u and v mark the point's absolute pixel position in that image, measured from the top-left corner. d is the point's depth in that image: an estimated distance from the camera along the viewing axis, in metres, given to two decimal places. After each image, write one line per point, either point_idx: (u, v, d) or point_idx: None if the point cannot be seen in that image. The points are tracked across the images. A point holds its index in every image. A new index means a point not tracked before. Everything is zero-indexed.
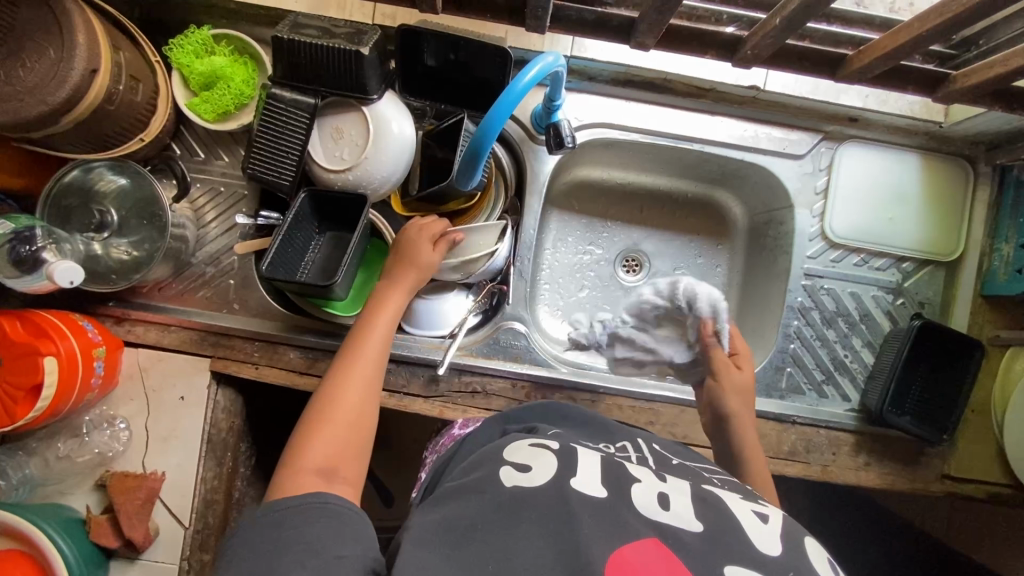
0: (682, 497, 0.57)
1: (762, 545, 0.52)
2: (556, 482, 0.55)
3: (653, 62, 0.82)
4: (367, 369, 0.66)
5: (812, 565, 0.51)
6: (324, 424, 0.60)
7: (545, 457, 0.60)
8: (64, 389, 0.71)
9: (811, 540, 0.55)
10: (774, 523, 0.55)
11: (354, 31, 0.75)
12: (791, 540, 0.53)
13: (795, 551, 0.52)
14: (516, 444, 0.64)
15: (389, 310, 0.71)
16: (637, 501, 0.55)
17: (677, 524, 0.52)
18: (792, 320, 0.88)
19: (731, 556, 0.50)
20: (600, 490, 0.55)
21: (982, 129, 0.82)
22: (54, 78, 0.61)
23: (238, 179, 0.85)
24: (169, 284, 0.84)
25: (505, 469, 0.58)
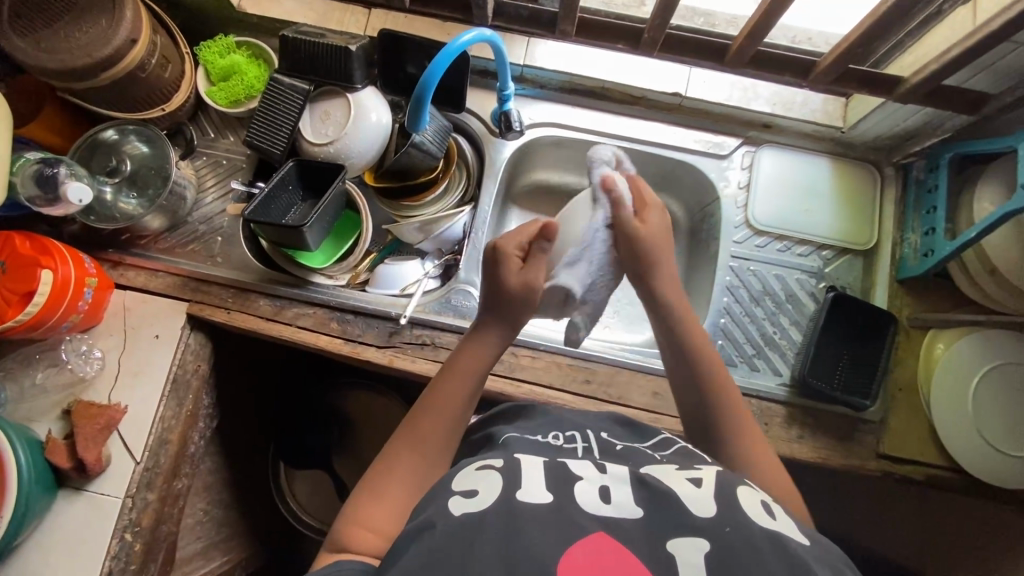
0: (622, 485, 0.54)
1: (695, 508, 0.51)
2: (502, 500, 0.51)
3: (593, 73, 0.98)
4: (437, 428, 0.65)
5: (744, 515, 0.50)
6: (393, 475, 0.62)
7: (490, 476, 0.55)
8: (53, 303, 0.80)
9: (744, 486, 0.55)
10: (707, 484, 0.54)
11: (346, 36, 0.93)
12: (722, 497, 0.52)
13: (726, 508, 0.51)
14: (462, 467, 0.58)
15: (461, 373, 0.68)
16: (583, 501, 0.52)
17: (619, 515, 0.51)
18: (722, 298, 0.95)
19: (671, 529, 0.49)
20: (545, 497, 0.52)
21: (878, 133, 0.94)
22: (102, 40, 0.78)
23: (239, 155, 0.99)
24: (164, 236, 0.96)
25: (453, 500, 0.53)
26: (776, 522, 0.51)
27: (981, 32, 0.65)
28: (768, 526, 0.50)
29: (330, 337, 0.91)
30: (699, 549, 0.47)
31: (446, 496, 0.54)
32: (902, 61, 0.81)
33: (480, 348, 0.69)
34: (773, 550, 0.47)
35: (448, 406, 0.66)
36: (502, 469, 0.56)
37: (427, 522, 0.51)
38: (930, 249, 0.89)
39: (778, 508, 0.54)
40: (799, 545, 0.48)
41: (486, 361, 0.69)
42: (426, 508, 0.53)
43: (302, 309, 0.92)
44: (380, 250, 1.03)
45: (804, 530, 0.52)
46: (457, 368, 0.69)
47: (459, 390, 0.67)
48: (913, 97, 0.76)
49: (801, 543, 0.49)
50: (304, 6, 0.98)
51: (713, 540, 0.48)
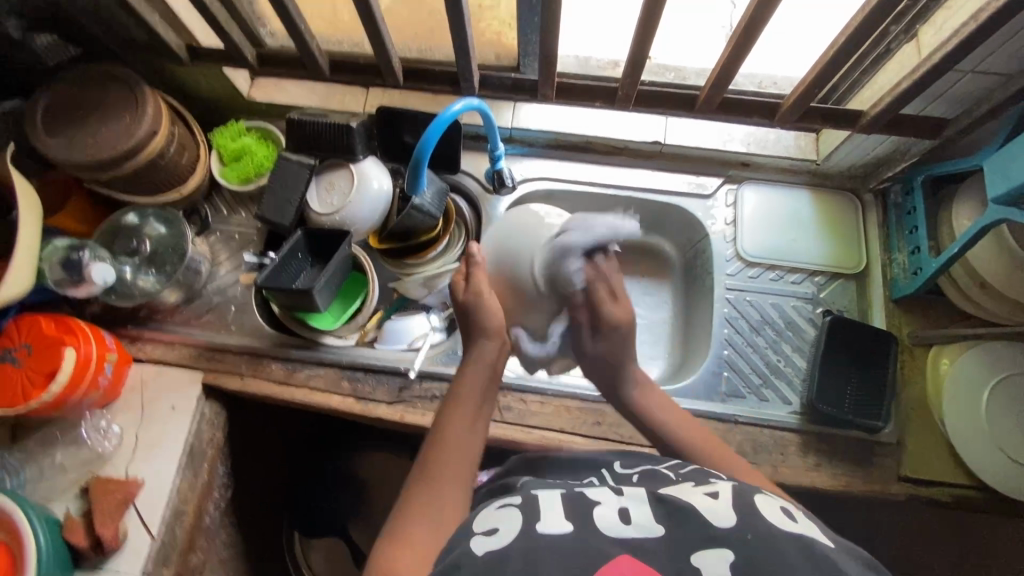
0: (641, 505, 0.54)
1: (715, 520, 0.50)
2: (525, 534, 0.50)
3: (576, 129, 1.05)
4: (450, 461, 0.66)
5: (766, 521, 0.50)
6: (415, 515, 0.61)
7: (510, 511, 0.54)
8: (75, 381, 0.83)
9: (759, 494, 0.55)
10: (724, 496, 0.54)
11: (348, 114, 1.00)
12: (741, 505, 0.52)
13: (748, 516, 0.51)
14: (481, 511, 0.57)
15: (466, 403, 0.71)
16: (606, 524, 0.51)
17: (643, 535, 0.50)
18: (722, 329, 0.97)
19: (697, 544, 0.49)
20: (566, 525, 0.51)
21: (851, 163, 1.00)
22: (126, 134, 0.85)
23: (250, 228, 1.05)
24: (180, 310, 1.00)
25: (475, 540, 0.52)
26: (797, 525, 0.51)
27: (925, 66, 0.71)
28: (790, 529, 0.50)
29: (342, 396, 0.93)
30: (725, 559, 0.47)
31: (470, 537, 0.53)
32: (862, 96, 0.87)
33: (473, 375, 0.73)
34: (801, 552, 0.47)
35: (455, 438, 0.68)
36: (521, 503, 0.55)
37: (452, 565, 0.50)
38: (918, 267, 0.91)
39: (798, 513, 0.54)
40: (827, 547, 0.48)
41: (481, 388, 0.72)
42: (452, 552, 0.53)
43: (313, 371, 0.95)
44: (386, 307, 1.06)
45: (826, 532, 0.52)
46: (455, 402, 0.71)
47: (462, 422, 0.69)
48: (875, 127, 0.81)
49: (826, 544, 0.49)
50: (307, 91, 1.07)
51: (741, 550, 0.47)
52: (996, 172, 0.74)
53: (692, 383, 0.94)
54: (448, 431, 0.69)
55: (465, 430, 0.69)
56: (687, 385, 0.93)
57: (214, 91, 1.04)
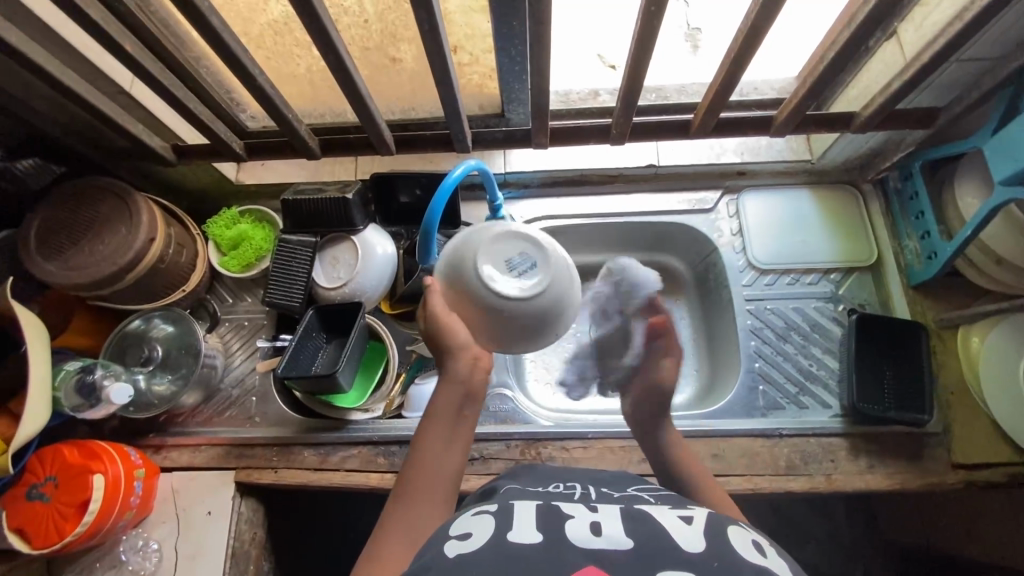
0: (613, 521, 0.53)
1: (684, 544, 0.49)
2: (495, 539, 0.50)
3: (569, 165, 1.05)
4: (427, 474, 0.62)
5: (735, 553, 0.49)
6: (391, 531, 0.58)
7: (483, 518, 0.54)
8: (107, 506, 0.80)
9: (733, 526, 0.53)
10: (697, 522, 0.53)
11: (341, 185, 0.99)
12: (712, 534, 0.51)
13: (721, 547, 0.49)
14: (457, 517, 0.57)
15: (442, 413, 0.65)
16: (574, 537, 0.50)
17: (611, 548, 0.49)
18: (749, 342, 0.96)
19: (664, 562, 0.47)
20: (537, 536, 0.50)
21: (845, 157, 1.00)
22: (124, 245, 0.84)
23: (259, 313, 1.04)
24: (201, 408, 0.98)
25: (449, 543, 0.51)
26: (765, 559, 0.49)
27: (915, 65, 0.71)
28: (756, 562, 0.48)
29: (380, 474, 0.91)
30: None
31: (443, 541, 0.52)
32: (848, 96, 0.88)
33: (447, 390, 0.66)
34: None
35: (430, 460, 0.63)
36: (495, 512, 0.55)
37: (423, 565, 0.49)
38: (932, 252, 0.91)
39: (769, 548, 0.52)
40: None
41: (454, 404, 0.66)
42: (423, 554, 0.51)
43: (347, 451, 0.93)
44: (407, 370, 1.02)
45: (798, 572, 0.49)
46: (430, 418, 0.65)
47: (438, 439, 0.64)
48: (871, 125, 0.81)
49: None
50: (295, 167, 1.06)
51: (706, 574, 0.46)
52: (998, 154, 0.74)
53: (729, 402, 0.92)
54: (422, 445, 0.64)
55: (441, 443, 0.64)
56: (726, 405, 0.92)
57: (204, 182, 1.03)
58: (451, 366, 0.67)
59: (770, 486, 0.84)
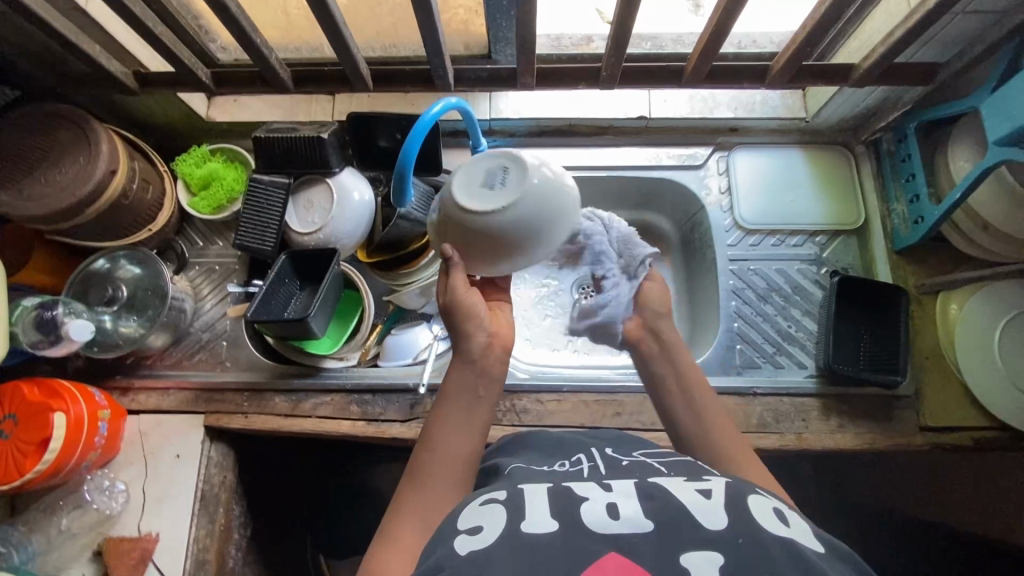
0: (629, 499, 0.52)
1: (706, 519, 0.48)
2: (506, 536, 0.49)
3: (557, 114, 1.01)
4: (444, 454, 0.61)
5: (758, 526, 0.48)
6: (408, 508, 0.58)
7: (494, 510, 0.52)
8: (70, 445, 0.79)
9: (755, 495, 0.53)
10: (718, 494, 0.52)
11: (318, 126, 0.94)
12: (733, 508, 0.50)
13: (741, 520, 0.48)
14: (465, 505, 0.56)
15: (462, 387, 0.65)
16: (592, 521, 0.49)
17: (631, 532, 0.48)
18: (730, 302, 0.95)
19: (685, 543, 0.46)
20: (550, 525, 0.49)
21: (840, 116, 0.97)
22: (82, 177, 0.79)
23: (230, 257, 1.00)
24: (170, 352, 0.95)
25: (459, 540, 0.50)
26: (789, 528, 0.49)
27: (919, 12, 0.68)
28: (779, 533, 0.48)
29: (352, 421, 0.90)
30: (715, 563, 0.44)
31: (453, 536, 0.52)
32: (847, 49, 0.85)
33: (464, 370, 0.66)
34: (789, 561, 0.44)
35: (446, 438, 0.62)
36: (506, 502, 0.53)
37: (433, 567, 0.48)
38: (919, 216, 0.90)
39: (792, 514, 0.52)
40: (814, 552, 0.46)
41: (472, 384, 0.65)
42: (429, 557, 0.50)
43: (319, 398, 0.91)
44: (384, 321, 1.01)
45: (820, 536, 0.50)
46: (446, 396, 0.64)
47: (450, 422, 0.63)
48: (869, 80, 0.78)
49: (817, 550, 0.47)
50: (269, 105, 1.01)
51: (730, 553, 0.45)
52: (994, 114, 0.72)
53: (707, 360, 0.92)
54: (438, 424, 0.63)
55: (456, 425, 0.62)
56: (703, 363, 0.92)
57: (171, 116, 0.97)
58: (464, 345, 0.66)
59: None
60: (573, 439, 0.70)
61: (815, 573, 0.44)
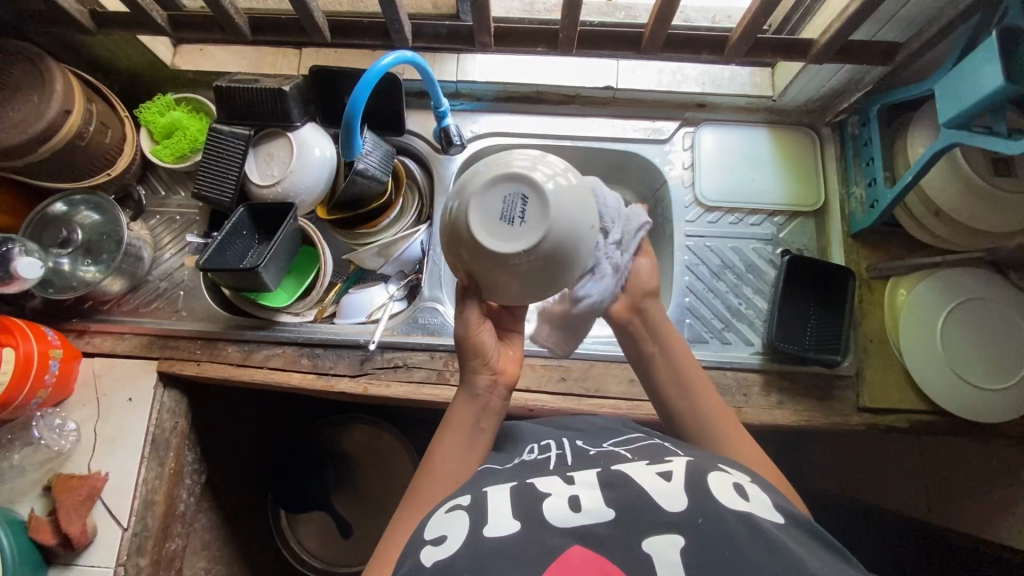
0: (591, 490, 0.57)
1: (667, 504, 0.53)
2: (470, 538, 0.53)
3: (524, 80, 1.00)
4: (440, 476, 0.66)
5: (715, 503, 0.53)
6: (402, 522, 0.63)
7: (458, 517, 0.57)
8: (18, 381, 0.80)
9: (714, 471, 0.58)
10: (677, 477, 0.57)
11: (280, 78, 0.94)
12: (692, 488, 0.55)
13: (699, 501, 0.53)
14: (432, 516, 0.60)
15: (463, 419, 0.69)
16: (554, 517, 0.54)
17: (593, 522, 0.53)
18: (684, 277, 0.96)
19: (647, 529, 0.52)
20: (513, 526, 0.53)
21: (807, 96, 0.97)
22: (35, 115, 0.79)
23: (191, 208, 1.00)
24: (127, 298, 0.96)
25: (424, 551, 0.55)
26: (747, 501, 0.54)
27: None
28: (739, 507, 0.53)
29: (302, 374, 0.91)
30: (675, 545, 0.50)
31: (419, 547, 0.56)
32: (813, 25, 0.84)
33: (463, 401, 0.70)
34: (741, 536, 0.50)
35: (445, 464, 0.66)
36: (470, 507, 0.58)
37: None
38: (875, 200, 0.90)
39: (752, 488, 0.57)
40: (772, 525, 0.52)
41: (474, 415, 0.69)
42: (403, 565, 0.55)
43: (271, 350, 0.92)
44: (344, 281, 1.03)
45: (777, 505, 0.55)
46: (448, 430, 0.69)
47: (453, 453, 0.67)
48: (827, 56, 0.78)
49: (774, 521, 0.53)
50: (235, 56, 1.00)
51: (686, 535, 0.50)
52: (946, 95, 0.72)
53: None
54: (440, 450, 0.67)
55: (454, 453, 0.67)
56: None
57: (133, 61, 0.96)
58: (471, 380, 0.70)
59: None
60: (541, 431, 0.76)
61: (770, 544, 0.49)
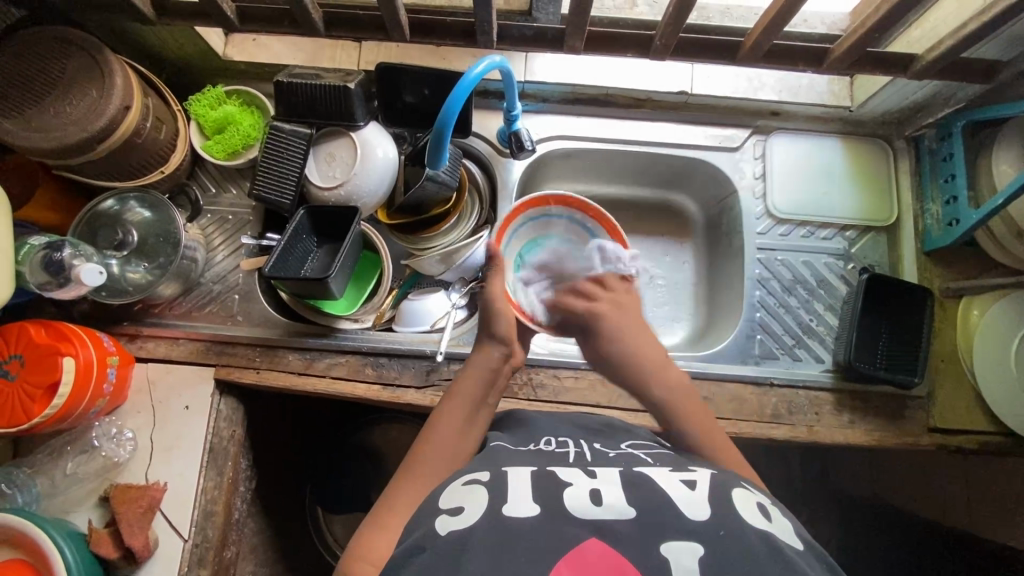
0: (613, 487, 0.54)
1: (689, 511, 0.51)
2: (488, 515, 0.52)
3: (594, 81, 0.97)
4: (446, 445, 0.67)
5: (738, 517, 0.51)
6: (407, 481, 0.64)
7: (476, 490, 0.56)
8: (78, 390, 0.77)
9: (738, 488, 0.56)
10: (702, 488, 0.55)
11: (342, 74, 0.89)
12: (717, 502, 0.53)
13: (722, 513, 0.51)
14: (447, 486, 0.59)
15: (466, 393, 0.73)
16: (572, 507, 0.51)
17: (612, 517, 0.50)
18: (754, 291, 0.94)
19: (665, 532, 0.49)
20: (533, 509, 0.52)
21: (886, 108, 0.95)
22: (94, 112, 0.75)
23: (244, 208, 0.96)
24: (179, 302, 0.92)
25: (440, 520, 0.54)
26: (770, 523, 0.52)
27: (996, 6, 0.66)
28: (762, 527, 0.51)
29: (366, 384, 0.88)
30: (693, 554, 0.47)
31: (435, 515, 0.55)
32: (908, 38, 0.82)
33: (469, 382, 0.74)
34: (768, 553, 0.47)
35: (446, 430, 0.69)
36: (489, 483, 0.57)
37: (417, 544, 0.52)
38: (954, 218, 0.89)
39: (774, 511, 0.54)
40: (791, 547, 0.49)
41: (480, 391, 0.74)
42: (416, 530, 0.54)
43: (334, 359, 0.90)
44: (400, 285, 0.99)
45: (799, 533, 0.53)
46: (450, 404, 0.72)
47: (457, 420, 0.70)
48: (930, 71, 0.76)
49: (793, 545, 0.50)
50: (292, 48, 0.95)
51: (708, 543, 0.48)
52: None
53: (726, 347, 0.92)
54: (443, 415, 0.70)
55: (458, 422, 0.70)
56: (721, 350, 0.91)
57: (186, 51, 0.91)
58: (479, 356, 0.77)
59: (754, 432, 0.85)
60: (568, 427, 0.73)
61: (791, 567, 0.47)
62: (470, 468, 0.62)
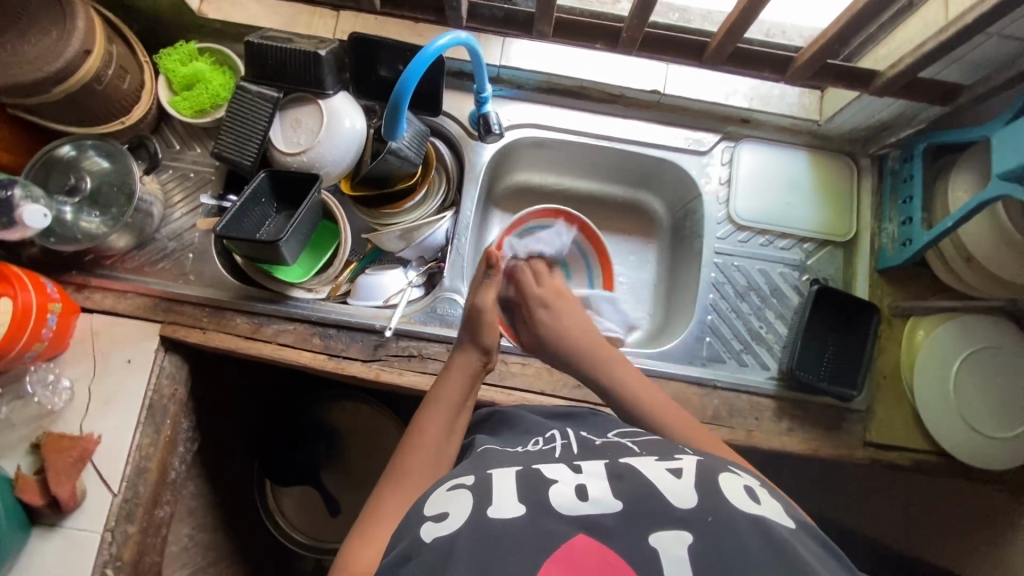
0: (599, 481, 0.53)
1: (677, 499, 0.50)
2: (473, 519, 0.49)
3: (570, 72, 0.96)
4: (431, 446, 0.65)
5: (727, 503, 0.50)
6: (396, 488, 0.61)
7: (461, 496, 0.53)
8: (13, 334, 0.76)
9: (726, 472, 0.55)
10: (688, 474, 0.53)
11: (315, 41, 0.89)
12: (706, 488, 0.51)
13: (710, 501, 0.50)
14: (432, 492, 0.56)
15: (451, 393, 0.71)
16: (559, 509, 0.50)
17: (599, 512, 0.49)
18: (707, 294, 0.95)
19: (653, 522, 0.48)
20: (519, 509, 0.50)
21: (853, 125, 0.96)
22: (53, 52, 0.74)
23: (206, 166, 0.95)
24: (131, 256, 0.91)
25: (425, 527, 0.51)
26: (761, 505, 0.51)
27: (955, 26, 0.67)
28: (752, 509, 0.50)
29: (313, 353, 0.88)
30: (682, 541, 0.47)
31: (419, 523, 0.52)
32: (875, 54, 0.83)
33: (452, 384, 0.72)
34: (762, 540, 0.47)
35: (432, 433, 0.66)
36: (472, 485, 0.54)
37: (404, 556, 0.49)
38: (908, 238, 0.90)
39: (762, 491, 0.54)
40: (784, 529, 0.49)
41: (460, 395, 0.71)
42: (402, 541, 0.52)
43: (282, 325, 0.89)
44: (359, 260, 1.00)
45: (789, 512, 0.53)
46: (435, 404, 0.69)
47: (442, 421, 0.68)
48: (890, 88, 0.77)
49: (785, 523, 0.50)
50: (269, 11, 0.95)
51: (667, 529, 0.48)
52: (1005, 146, 0.71)
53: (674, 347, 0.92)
54: (428, 417, 0.68)
55: (444, 422, 0.67)
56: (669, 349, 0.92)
57: (159, 3, 0.90)
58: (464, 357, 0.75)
59: None
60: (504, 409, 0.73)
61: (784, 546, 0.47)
62: (458, 468, 0.60)
